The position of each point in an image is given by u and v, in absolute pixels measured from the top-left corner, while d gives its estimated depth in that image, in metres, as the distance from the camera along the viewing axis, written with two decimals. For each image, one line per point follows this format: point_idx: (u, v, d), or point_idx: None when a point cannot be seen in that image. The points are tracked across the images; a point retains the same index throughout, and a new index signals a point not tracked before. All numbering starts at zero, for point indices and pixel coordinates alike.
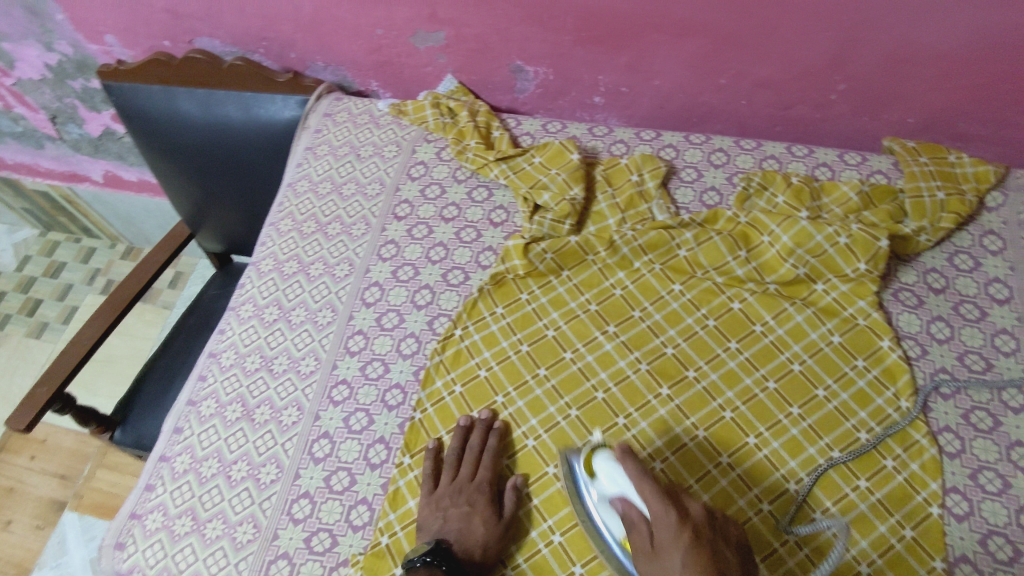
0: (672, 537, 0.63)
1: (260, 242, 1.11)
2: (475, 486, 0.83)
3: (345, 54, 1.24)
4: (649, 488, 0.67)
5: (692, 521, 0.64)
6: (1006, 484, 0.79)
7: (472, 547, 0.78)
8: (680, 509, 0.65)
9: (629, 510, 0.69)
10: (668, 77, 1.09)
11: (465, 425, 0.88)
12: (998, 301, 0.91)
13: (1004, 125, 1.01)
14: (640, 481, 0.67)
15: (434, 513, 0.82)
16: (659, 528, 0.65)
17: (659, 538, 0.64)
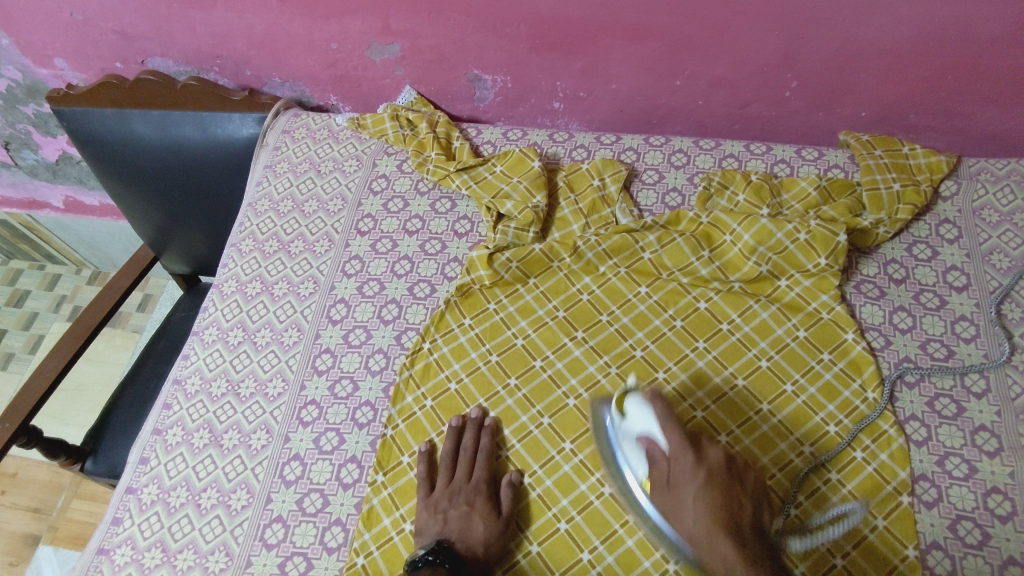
0: (690, 475, 0.70)
1: (222, 264, 1.09)
2: (472, 486, 0.83)
3: (301, 69, 1.22)
4: (673, 433, 0.73)
5: (709, 461, 0.71)
6: (972, 468, 0.80)
7: (474, 544, 0.78)
8: (698, 450, 0.72)
9: (651, 448, 0.74)
10: (624, 81, 1.09)
11: (457, 425, 0.88)
12: (956, 289, 0.92)
13: (953, 115, 1.03)
14: (665, 424, 0.74)
15: (433, 515, 0.82)
16: (677, 465, 0.72)
17: (675, 475, 0.71)
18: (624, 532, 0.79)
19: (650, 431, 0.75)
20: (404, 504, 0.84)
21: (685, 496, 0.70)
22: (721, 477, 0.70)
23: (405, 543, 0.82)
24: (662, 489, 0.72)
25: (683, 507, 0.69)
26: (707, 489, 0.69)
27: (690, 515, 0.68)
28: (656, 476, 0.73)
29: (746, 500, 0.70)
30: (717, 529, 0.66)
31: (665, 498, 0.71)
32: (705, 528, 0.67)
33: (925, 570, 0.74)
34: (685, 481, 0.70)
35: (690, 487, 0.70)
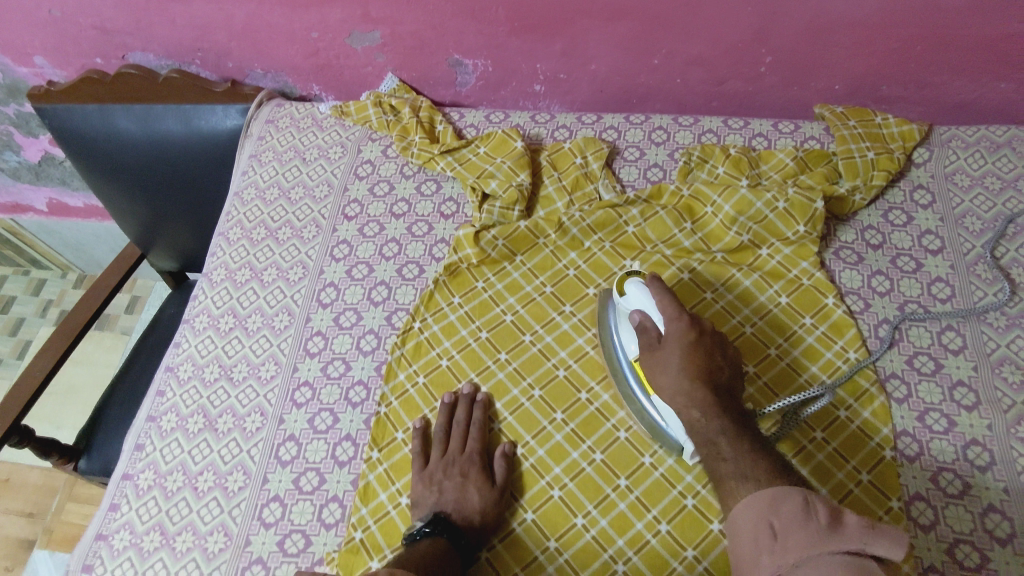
0: (678, 339, 0.77)
1: (210, 254, 1.10)
2: (466, 457, 0.84)
3: (283, 59, 1.23)
4: (668, 304, 0.79)
5: (697, 327, 0.78)
6: (951, 423, 0.82)
7: (470, 513, 0.80)
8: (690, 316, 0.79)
9: (643, 319, 0.81)
10: (603, 61, 1.11)
11: (449, 401, 0.89)
12: (932, 252, 0.95)
13: (923, 86, 1.06)
14: (662, 297, 0.80)
15: (429, 488, 0.83)
16: (668, 330, 0.78)
17: (666, 337, 0.78)
18: (616, 495, 0.81)
19: (645, 307, 0.81)
20: (399, 479, 0.85)
21: (672, 357, 0.77)
22: (705, 341, 0.78)
23: (402, 517, 0.83)
24: (650, 352, 0.80)
25: (668, 364, 0.77)
26: (693, 351, 0.77)
27: (674, 371, 0.76)
28: (647, 341, 0.80)
29: (724, 362, 0.78)
30: (698, 383, 0.75)
31: (652, 360, 0.79)
32: (687, 383, 0.75)
33: (910, 521, 0.77)
34: (673, 343, 0.78)
35: (677, 348, 0.77)
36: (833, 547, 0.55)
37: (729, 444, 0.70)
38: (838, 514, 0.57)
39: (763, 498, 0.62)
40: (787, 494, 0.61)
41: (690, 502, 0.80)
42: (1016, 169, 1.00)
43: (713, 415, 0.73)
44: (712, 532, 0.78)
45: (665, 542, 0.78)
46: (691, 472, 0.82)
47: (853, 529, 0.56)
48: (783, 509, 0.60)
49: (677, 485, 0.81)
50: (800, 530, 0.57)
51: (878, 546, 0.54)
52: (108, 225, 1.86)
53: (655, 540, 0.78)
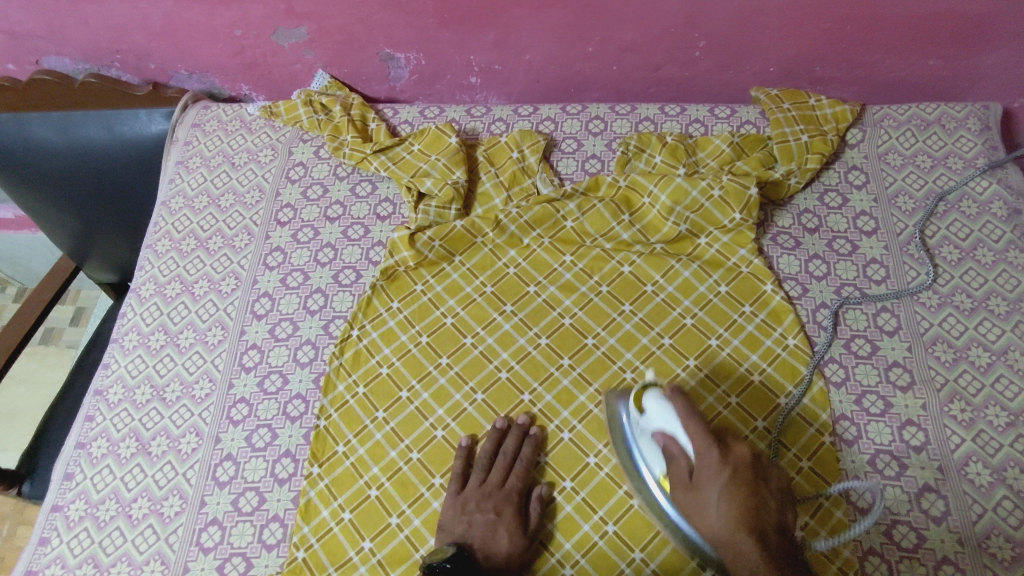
0: (712, 472, 0.68)
1: (137, 267, 1.05)
2: (504, 494, 0.80)
3: (207, 59, 1.18)
4: (694, 429, 0.70)
5: (733, 458, 0.68)
6: (887, 404, 0.83)
7: (495, 556, 0.76)
8: (723, 447, 0.69)
9: (669, 444, 0.73)
10: (536, 51, 1.09)
11: (501, 428, 0.85)
12: (866, 233, 0.95)
13: (856, 66, 1.06)
14: (687, 421, 0.71)
15: (458, 516, 0.79)
16: (700, 462, 0.69)
17: (698, 470, 0.69)
18: (562, 499, 0.81)
19: (670, 430, 0.73)
20: (341, 494, 0.83)
21: (710, 496, 0.67)
22: (746, 476, 0.67)
23: (345, 535, 0.81)
24: (684, 488, 0.70)
25: (707, 506, 0.68)
26: (730, 489, 0.67)
27: (712, 512, 0.67)
28: (678, 474, 0.71)
29: (772, 500, 0.67)
30: (739, 528, 0.65)
31: (685, 498, 0.70)
32: (726, 528, 0.65)
33: (849, 505, 0.77)
34: (707, 479, 0.68)
35: (713, 485, 0.67)
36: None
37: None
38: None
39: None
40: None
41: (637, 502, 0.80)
42: (946, 146, 1.01)
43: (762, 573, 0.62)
44: (659, 533, 0.78)
45: (612, 543, 0.78)
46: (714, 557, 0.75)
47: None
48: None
49: (623, 484, 0.81)
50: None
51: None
52: (42, 237, 1.79)
53: (602, 542, 0.78)
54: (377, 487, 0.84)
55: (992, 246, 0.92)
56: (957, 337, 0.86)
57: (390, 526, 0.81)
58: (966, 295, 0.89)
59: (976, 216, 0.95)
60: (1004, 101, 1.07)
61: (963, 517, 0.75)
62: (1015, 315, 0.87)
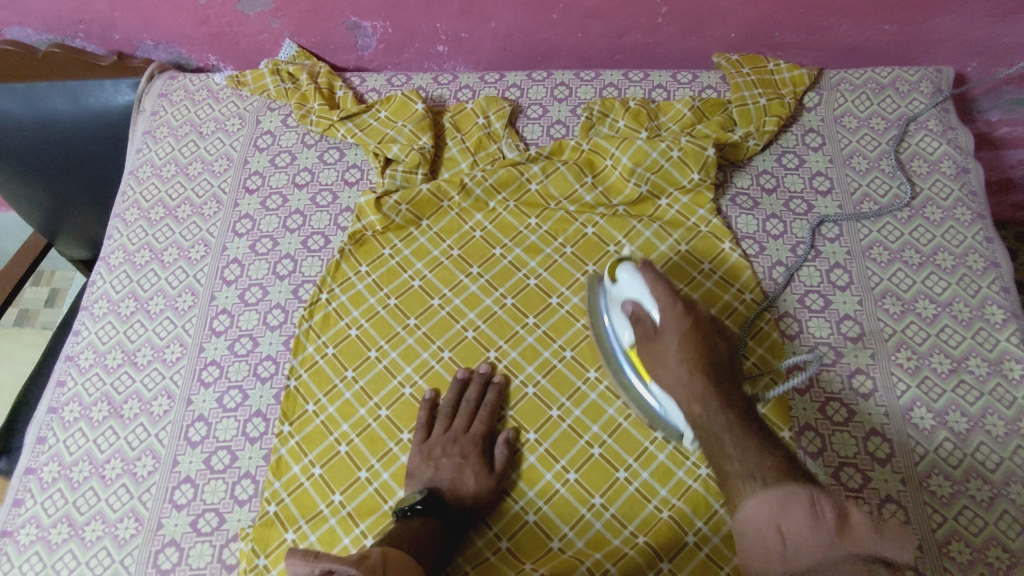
0: (676, 326, 0.71)
1: (106, 236, 1.06)
2: (469, 438, 0.83)
3: (172, 29, 1.18)
4: (661, 289, 0.73)
5: (695, 314, 0.72)
6: (838, 354, 0.86)
7: (464, 496, 0.80)
8: (685, 303, 0.72)
9: (637, 308, 0.74)
10: (502, 18, 1.10)
11: (462, 379, 0.87)
12: (822, 193, 0.98)
13: (814, 31, 1.08)
14: (654, 283, 0.73)
15: (426, 462, 0.82)
16: (665, 319, 0.71)
17: (662, 325, 0.71)
18: (526, 449, 0.84)
19: (639, 295, 0.75)
20: (311, 451, 0.85)
21: (671, 345, 0.70)
22: (703, 327, 0.71)
23: (316, 489, 0.83)
24: (647, 344, 0.72)
25: (667, 355, 0.70)
26: (689, 339, 0.70)
27: (671, 360, 0.70)
28: (643, 331, 0.73)
29: (722, 349, 0.71)
30: (697, 372, 0.68)
31: (647, 352, 0.72)
32: (687, 373, 0.68)
33: (800, 449, 0.81)
34: (671, 332, 0.71)
35: (674, 336, 0.70)
36: (845, 551, 0.58)
37: (735, 439, 0.64)
38: (846, 516, 0.59)
39: (767, 497, 0.61)
40: (793, 494, 0.60)
41: (597, 451, 0.83)
42: (899, 109, 1.04)
43: (718, 409, 0.66)
44: (618, 480, 0.81)
45: (574, 490, 0.81)
46: (666, 486, 0.80)
47: (860, 531, 0.58)
48: (791, 509, 0.59)
49: (584, 435, 0.84)
50: (813, 535, 0.58)
51: (887, 547, 0.57)
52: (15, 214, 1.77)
53: (564, 489, 0.81)
54: (347, 442, 0.86)
55: (940, 204, 0.96)
56: (906, 291, 0.90)
57: (359, 479, 0.83)
58: (915, 251, 0.92)
59: (926, 175, 0.98)
60: (958, 65, 1.10)
61: (905, 459, 0.79)
62: (961, 269, 0.90)
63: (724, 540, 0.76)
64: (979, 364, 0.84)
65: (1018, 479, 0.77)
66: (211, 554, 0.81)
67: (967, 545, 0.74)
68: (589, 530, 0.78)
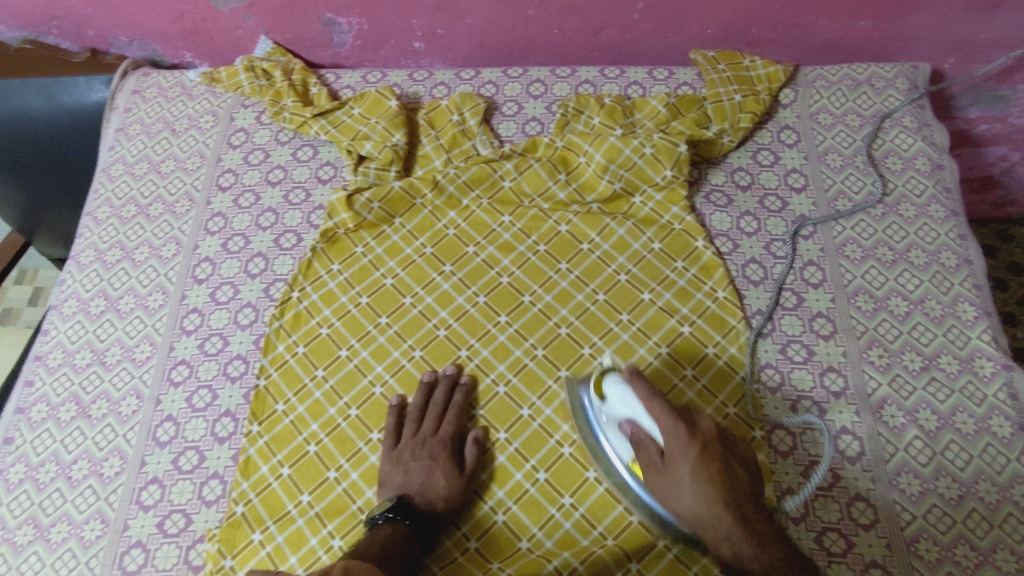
0: (683, 453, 0.69)
1: (77, 234, 1.05)
2: (437, 440, 0.83)
3: (146, 25, 1.16)
4: (659, 411, 0.71)
5: (700, 434, 0.70)
6: (810, 352, 0.86)
7: (434, 498, 0.79)
8: (689, 425, 0.70)
9: (636, 429, 0.73)
10: (478, 14, 1.09)
11: (429, 381, 0.87)
12: (796, 190, 0.98)
13: (791, 27, 1.07)
14: (650, 402, 0.72)
15: (396, 467, 0.82)
16: (669, 445, 0.70)
17: (669, 452, 0.70)
18: (496, 449, 0.83)
19: (635, 414, 0.74)
20: (280, 451, 0.85)
21: (683, 473, 0.69)
22: (714, 449, 0.69)
23: (284, 489, 0.82)
24: (656, 472, 0.71)
25: (681, 487, 0.69)
26: (702, 467, 0.68)
27: (687, 492, 0.68)
28: (648, 457, 0.72)
29: (739, 470, 0.69)
30: (719, 505, 0.66)
31: (658, 480, 0.71)
32: (706, 505, 0.67)
33: (771, 448, 0.80)
34: (680, 460, 0.69)
35: (684, 463, 0.69)
36: None
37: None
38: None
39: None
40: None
41: (567, 450, 0.82)
42: (874, 105, 1.04)
43: (749, 546, 0.65)
44: (587, 480, 0.80)
45: (543, 490, 0.80)
46: None
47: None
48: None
49: (554, 434, 0.83)
50: None
51: None
52: None
53: (533, 489, 0.80)
54: (316, 442, 0.85)
55: (914, 201, 0.95)
56: (879, 288, 0.89)
57: (328, 480, 0.83)
58: (888, 248, 0.92)
59: (900, 172, 0.98)
60: (935, 62, 1.10)
61: (876, 457, 0.79)
62: (934, 266, 0.90)
63: None
64: (950, 361, 0.84)
65: (987, 477, 0.76)
66: (177, 555, 0.80)
67: (936, 543, 0.73)
68: (558, 530, 0.78)
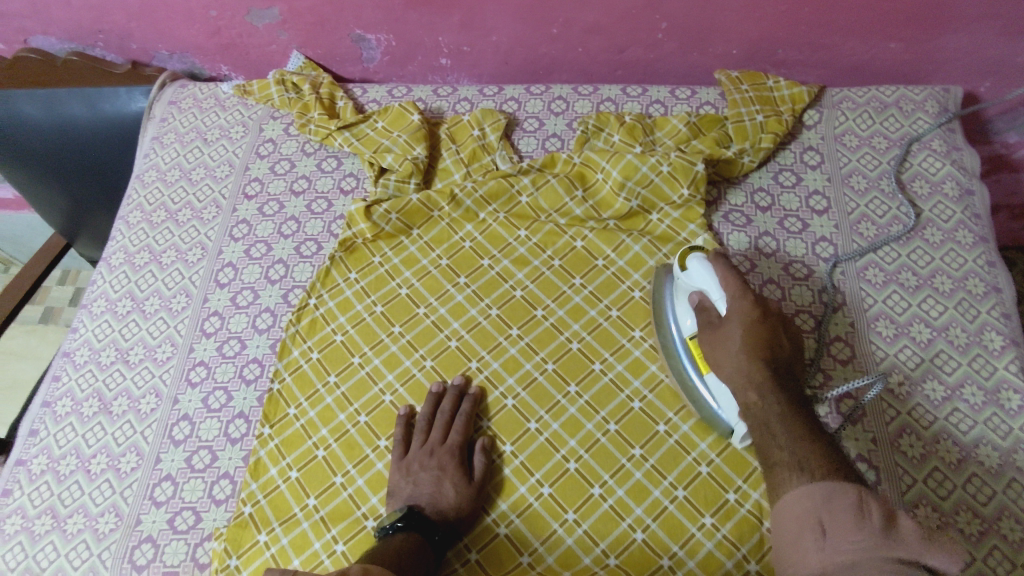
0: (741, 316, 0.75)
1: (110, 237, 1.09)
2: (446, 449, 0.82)
3: (186, 39, 1.21)
4: (732, 282, 0.77)
5: (762, 307, 0.76)
6: (826, 376, 0.84)
7: (444, 508, 0.78)
8: (755, 297, 0.76)
9: (703, 298, 0.79)
10: (503, 32, 1.11)
11: (437, 392, 0.87)
12: (818, 212, 0.96)
13: (818, 48, 1.06)
14: (724, 275, 0.77)
15: (404, 478, 0.81)
16: (730, 309, 0.76)
17: (728, 314, 0.76)
18: (502, 461, 0.83)
19: (705, 285, 0.79)
20: (290, 454, 0.86)
21: (734, 332, 0.75)
22: (770, 323, 0.75)
23: (291, 492, 0.83)
24: (709, 329, 0.77)
25: (729, 341, 0.75)
26: (754, 331, 0.74)
27: (732, 346, 0.74)
28: (708, 317, 0.77)
29: (785, 347, 0.75)
30: (756, 360, 0.72)
31: (709, 338, 0.76)
32: (745, 360, 0.73)
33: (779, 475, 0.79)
34: (735, 321, 0.75)
35: (739, 325, 0.75)
36: (890, 555, 0.57)
37: (783, 423, 0.67)
38: (894, 517, 0.59)
39: (812, 489, 0.62)
40: (841, 489, 0.61)
41: (573, 466, 0.81)
42: (903, 128, 1.02)
43: (771, 394, 0.70)
44: (592, 496, 0.79)
45: (547, 505, 0.79)
46: (641, 504, 0.78)
47: (910, 535, 0.57)
48: (836, 504, 0.60)
49: (561, 449, 0.82)
50: (854, 532, 0.58)
51: (933, 557, 0.56)
52: (24, 220, 1.75)
53: (537, 503, 0.80)
54: (324, 447, 0.86)
55: (941, 225, 0.93)
56: (901, 314, 0.87)
57: (334, 484, 0.83)
58: (912, 273, 0.90)
59: (928, 197, 0.96)
60: (969, 85, 1.07)
61: (892, 487, 0.76)
62: (960, 293, 0.88)
63: (700, 565, 0.74)
64: (975, 392, 0.81)
65: (1010, 513, 0.73)
66: (185, 552, 0.81)
67: None
68: (560, 546, 0.77)
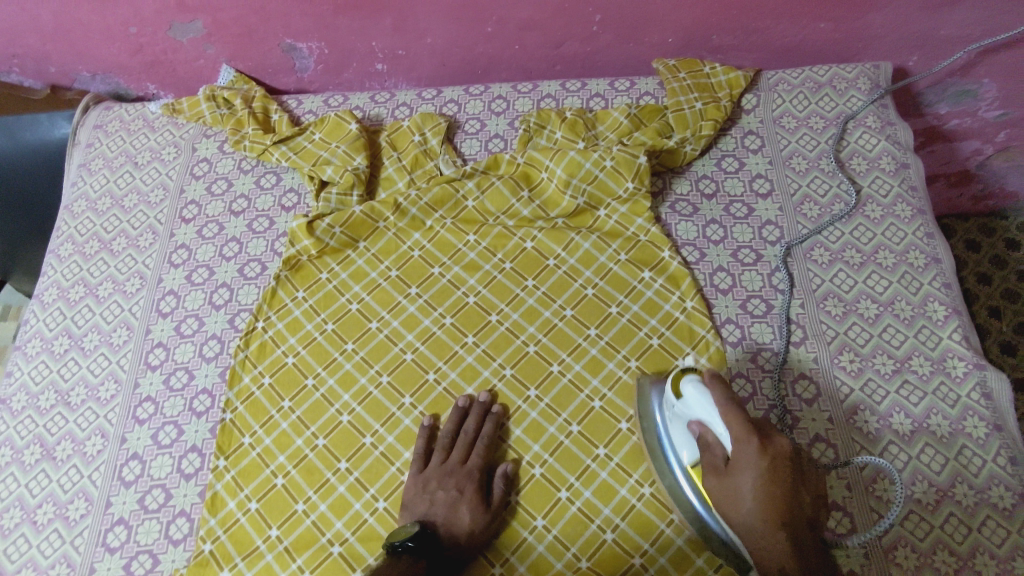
0: (750, 466, 0.66)
1: (41, 273, 1.04)
2: (465, 472, 0.80)
3: (107, 59, 1.16)
4: (736, 421, 0.68)
5: (774, 452, 0.67)
6: (781, 359, 0.84)
7: (457, 533, 0.75)
8: (764, 438, 0.67)
9: (704, 432, 0.71)
10: (437, 33, 1.09)
11: (464, 406, 0.84)
12: (762, 196, 0.97)
13: (752, 32, 1.07)
14: (726, 411, 0.69)
15: (421, 494, 0.79)
16: (738, 454, 0.67)
17: (735, 459, 0.67)
18: None
19: (707, 418, 0.71)
20: (247, 485, 0.83)
21: (744, 484, 0.66)
22: (784, 471, 0.66)
23: (252, 525, 0.81)
24: (715, 475, 0.69)
25: (738, 493, 0.67)
26: (768, 486, 0.65)
27: (744, 503, 0.66)
28: (711, 460, 0.70)
29: (806, 498, 0.66)
30: (773, 525, 0.64)
31: (715, 484, 0.69)
32: (761, 524, 0.65)
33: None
34: (744, 470, 0.67)
35: (750, 477, 0.66)
36: None
37: None
38: None
39: None
40: None
41: (538, 471, 0.81)
42: (837, 107, 1.03)
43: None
44: (559, 500, 0.79)
45: (514, 512, 0.79)
46: (609, 505, 0.78)
47: None
48: None
49: (525, 455, 0.82)
50: None
51: None
52: None
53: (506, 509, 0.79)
54: (284, 475, 0.83)
55: (880, 201, 0.95)
56: (848, 291, 0.88)
57: (297, 512, 0.81)
58: (856, 251, 0.91)
59: (866, 173, 0.97)
60: (898, 60, 1.09)
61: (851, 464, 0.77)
62: (902, 267, 0.89)
63: (671, 561, 0.74)
64: (922, 363, 0.83)
65: (963, 480, 0.75)
66: None
67: (914, 550, 0.72)
68: (532, 553, 0.76)
